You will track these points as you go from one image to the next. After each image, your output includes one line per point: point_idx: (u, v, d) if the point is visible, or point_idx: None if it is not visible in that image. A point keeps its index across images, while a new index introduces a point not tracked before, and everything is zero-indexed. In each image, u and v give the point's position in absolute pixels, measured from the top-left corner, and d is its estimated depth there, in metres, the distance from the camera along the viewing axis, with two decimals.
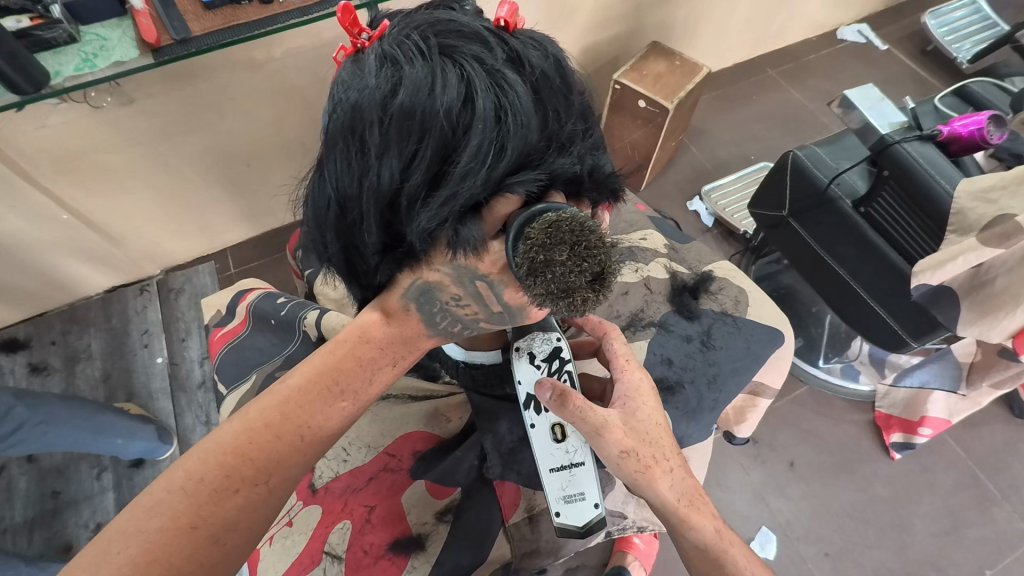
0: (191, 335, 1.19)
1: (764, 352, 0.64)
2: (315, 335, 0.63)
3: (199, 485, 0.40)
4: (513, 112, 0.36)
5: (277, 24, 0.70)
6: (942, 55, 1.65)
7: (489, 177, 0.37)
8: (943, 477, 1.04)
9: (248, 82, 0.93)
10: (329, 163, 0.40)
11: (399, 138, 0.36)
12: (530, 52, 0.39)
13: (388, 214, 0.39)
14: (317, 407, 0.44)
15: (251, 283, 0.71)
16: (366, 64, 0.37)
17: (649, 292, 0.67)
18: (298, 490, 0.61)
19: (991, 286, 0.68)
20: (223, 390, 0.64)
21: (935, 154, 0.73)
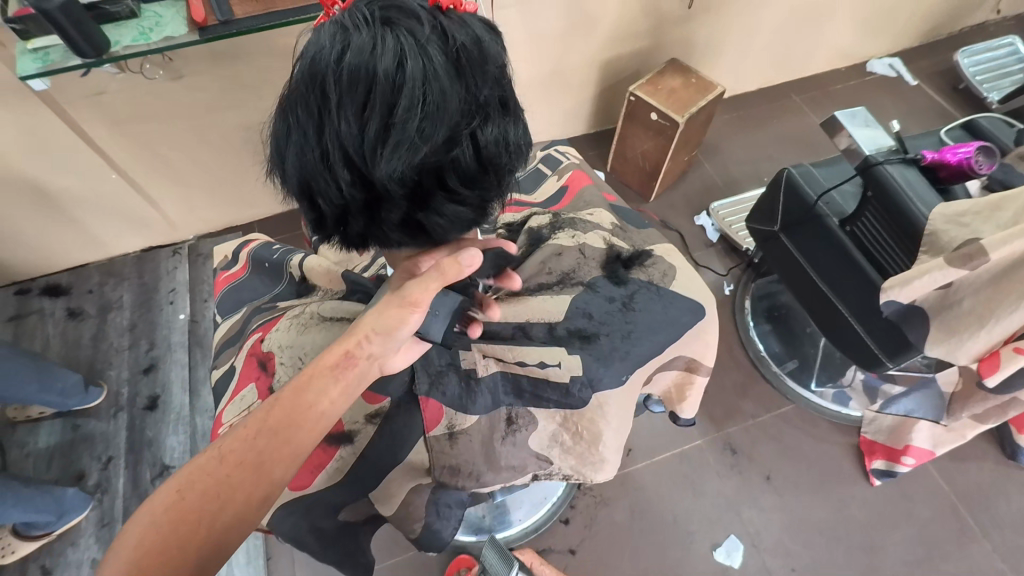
0: (212, 297, 1.28)
1: (683, 319, 0.64)
2: (298, 275, 0.70)
3: (199, 473, 0.43)
4: (435, 72, 0.39)
5: (309, 13, 0.77)
6: (972, 94, 1.64)
7: (408, 127, 0.39)
8: (922, 506, 1.03)
9: (285, 67, 1.03)
10: (282, 105, 0.43)
11: (347, 93, 0.38)
12: (458, 27, 0.40)
13: (323, 155, 0.41)
14: (313, 391, 0.48)
15: (258, 233, 0.78)
16: (322, 24, 0.40)
17: (583, 257, 0.66)
18: (259, 388, 0.60)
19: (959, 307, 0.69)
20: (220, 320, 0.73)
21: (917, 177, 0.75)
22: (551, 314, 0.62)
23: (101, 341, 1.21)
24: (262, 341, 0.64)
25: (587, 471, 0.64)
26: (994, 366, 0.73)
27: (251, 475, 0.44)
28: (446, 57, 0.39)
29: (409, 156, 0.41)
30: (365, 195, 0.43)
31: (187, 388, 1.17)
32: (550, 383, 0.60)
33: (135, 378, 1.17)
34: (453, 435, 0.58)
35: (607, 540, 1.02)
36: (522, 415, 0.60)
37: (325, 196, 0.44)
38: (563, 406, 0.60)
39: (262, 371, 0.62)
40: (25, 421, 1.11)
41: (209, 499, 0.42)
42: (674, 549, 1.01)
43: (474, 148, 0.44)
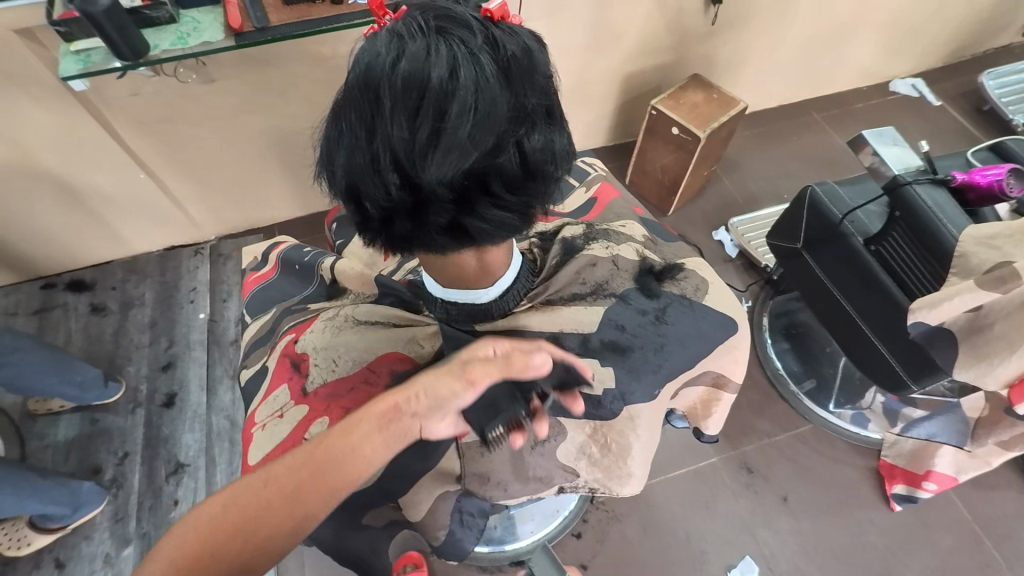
0: (232, 297, 1.30)
1: (715, 335, 0.64)
2: (328, 278, 0.72)
3: (243, 492, 0.42)
4: (487, 79, 0.40)
5: (342, 22, 0.79)
6: (997, 115, 1.62)
7: (459, 131, 0.40)
8: (943, 534, 1.01)
9: (313, 73, 1.05)
10: (332, 110, 0.44)
11: (401, 98, 0.39)
12: (508, 36, 0.42)
13: (372, 160, 0.42)
14: (361, 437, 0.45)
15: (286, 236, 0.80)
16: (377, 34, 0.41)
17: (615, 268, 0.64)
18: (292, 390, 0.62)
19: (990, 331, 0.68)
20: (249, 320, 0.74)
21: (946, 198, 0.74)
22: (583, 326, 0.59)
23: (122, 337, 1.22)
24: (294, 342, 0.65)
25: (612, 484, 0.65)
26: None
27: (285, 511, 0.42)
28: (498, 65, 0.40)
29: (459, 161, 0.41)
30: (412, 200, 0.44)
31: (204, 386, 1.18)
32: (580, 395, 0.58)
33: (153, 375, 1.18)
34: (482, 445, 0.57)
35: (619, 555, 1.01)
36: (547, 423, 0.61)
37: (372, 200, 0.44)
38: (591, 418, 0.61)
39: (295, 372, 0.63)
40: (45, 414, 1.12)
41: (244, 522, 0.41)
42: (687, 567, 1.00)
43: (521, 154, 0.44)
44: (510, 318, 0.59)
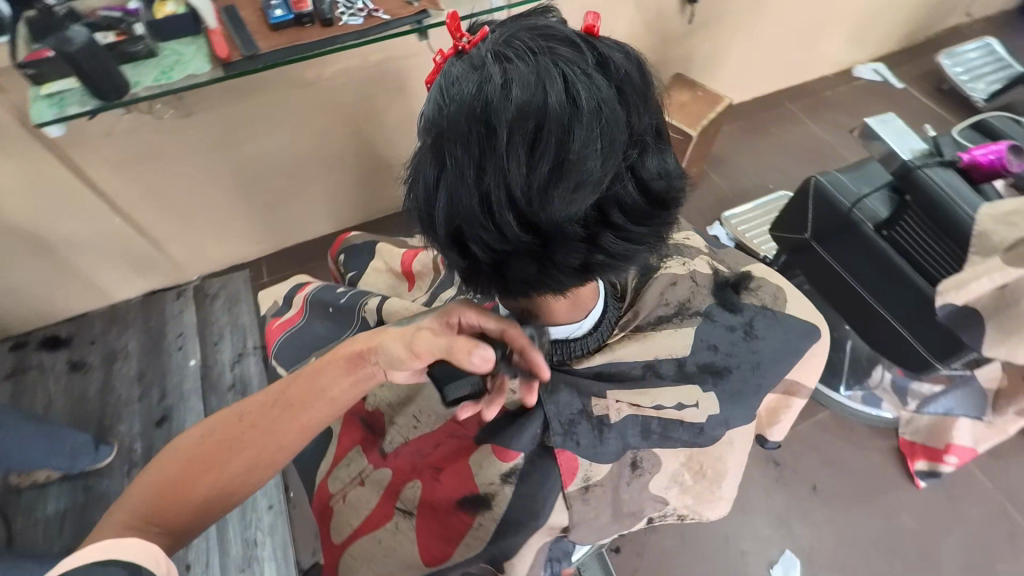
0: (224, 339, 1.22)
1: (803, 346, 0.62)
2: (374, 319, 0.67)
3: (223, 423, 0.51)
4: (605, 100, 0.37)
5: (336, 45, 0.75)
6: (958, 93, 1.67)
7: (583, 160, 0.37)
8: (969, 507, 1.03)
9: (298, 98, 1.00)
10: (425, 151, 0.40)
11: (519, 127, 0.36)
12: (614, 54, 0.40)
13: (484, 199, 0.38)
14: (324, 379, 0.52)
15: (307, 278, 0.78)
16: (476, 60, 0.38)
17: (696, 285, 0.63)
18: (371, 455, 0.64)
19: (1015, 307, 0.69)
20: (282, 370, 0.69)
21: (957, 179, 0.75)
22: (676, 350, 0.59)
23: (109, 394, 1.14)
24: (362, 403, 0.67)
25: (702, 511, 0.63)
26: None
27: (261, 441, 0.50)
28: (611, 86, 0.38)
29: (583, 192, 0.38)
30: (529, 238, 0.40)
31: None
32: (683, 424, 0.57)
33: (148, 431, 1.10)
34: (588, 488, 0.56)
35: (660, 566, 0.99)
36: (643, 460, 0.58)
37: (482, 242, 0.40)
38: (691, 446, 0.58)
39: (369, 432, 0.66)
40: (31, 486, 1.03)
41: (216, 453, 0.50)
42: (728, 570, 0.99)
43: (637, 180, 0.41)
44: (603, 351, 0.59)
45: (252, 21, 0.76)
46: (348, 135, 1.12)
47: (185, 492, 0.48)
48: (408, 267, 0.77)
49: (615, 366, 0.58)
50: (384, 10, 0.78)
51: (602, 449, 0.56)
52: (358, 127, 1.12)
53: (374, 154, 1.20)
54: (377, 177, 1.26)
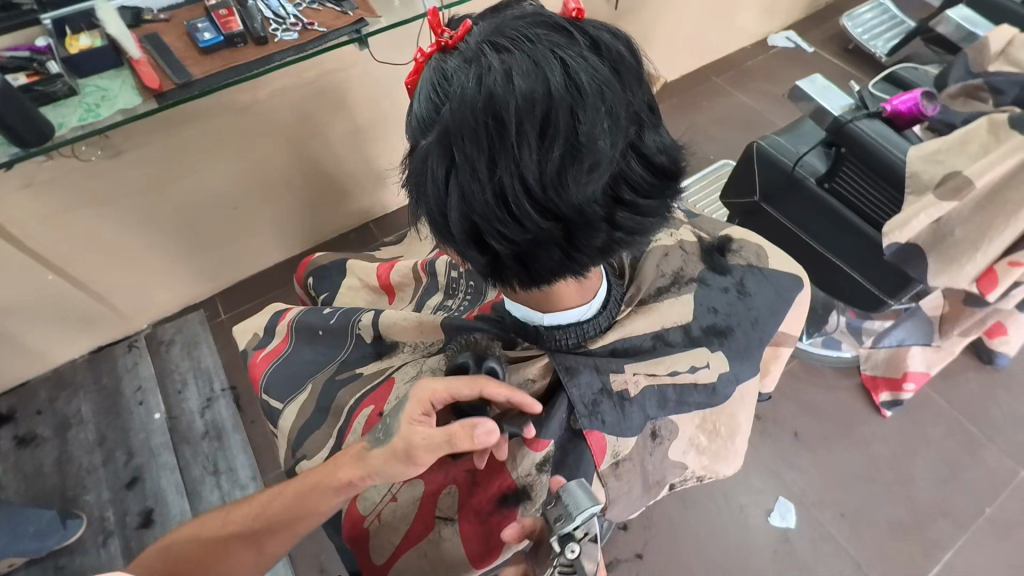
0: (188, 386, 1.15)
1: (790, 296, 0.65)
2: (371, 335, 0.68)
3: (213, 524, 0.53)
4: (606, 80, 0.38)
5: (275, 63, 0.72)
6: (862, 51, 1.79)
7: (593, 141, 0.38)
8: (933, 427, 1.12)
9: (235, 124, 0.96)
10: (429, 150, 0.40)
11: (526, 118, 0.37)
12: (603, 33, 0.40)
13: (499, 192, 0.39)
14: (313, 501, 0.52)
15: (284, 304, 0.77)
16: (470, 56, 0.39)
17: (686, 253, 0.65)
18: None
19: (952, 237, 0.76)
20: (276, 402, 0.69)
21: (885, 129, 0.80)
22: (681, 318, 0.60)
23: (68, 464, 1.05)
24: (378, 414, 0.61)
25: (717, 467, 0.65)
26: (992, 282, 0.81)
27: (246, 552, 0.51)
28: (607, 66, 0.39)
29: (595, 172, 0.39)
30: (548, 226, 0.40)
31: (184, 492, 1.04)
32: (698, 386, 0.58)
33: (119, 496, 1.03)
34: (619, 463, 0.57)
35: (667, 535, 1.02)
36: (664, 430, 0.59)
37: (503, 236, 0.40)
38: (705, 406, 0.59)
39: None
40: None
41: (203, 552, 0.51)
42: (730, 526, 1.03)
43: (643, 156, 0.42)
44: (615, 328, 0.58)
45: (179, 47, 0.72)
46: (291, 156, 1.08)
47: None
48: (386, 280, 0.77)
49: (629, 341, 0.57)
50: (319, 23, 0.75)
51: (626, 424, 0.55)
52: (301, 146, 1.08)
53: (322, 172, 1.16)
54: (328, 195, 1.23)
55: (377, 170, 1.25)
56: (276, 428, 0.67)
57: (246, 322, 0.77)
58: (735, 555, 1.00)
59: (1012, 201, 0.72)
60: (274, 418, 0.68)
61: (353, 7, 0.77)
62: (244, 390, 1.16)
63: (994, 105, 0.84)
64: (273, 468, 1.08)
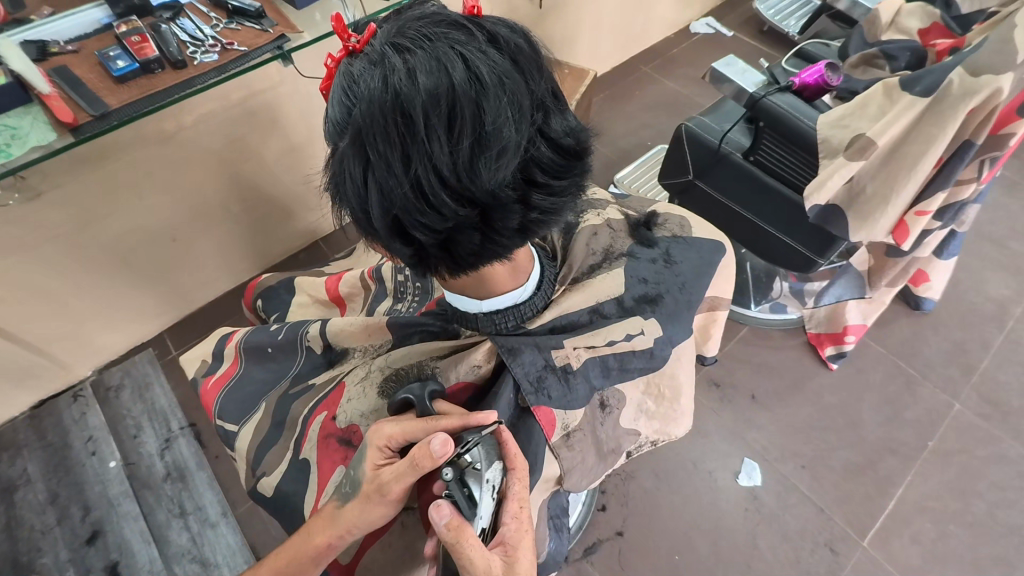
0: (144, 430, 1.11)
1: (715, 259, 0.68)
2: (321, 345, 0.68)
3: None
4: (507, 71, 0.40)
5: (197, 86, 0.71)
6: (776, 32, 1.89)
7: (499, 130, 0.40)
8: (874, 373, 1.19)
9: (161, 154, 0.93)
10: (345, 151, 0.41)
11: (433, 112, 0.38)
12: (501, 28, 0.42)
13: (416, 185, 0.40)
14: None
15: (233, 327, 0.76)
16: (375, 56, 0.40)
17: (614, 231, 0.68)
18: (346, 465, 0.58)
19: (864, 193, 0.83)
20: (232, 425, 0.68)
21: (796, 100, 0.86)
22: (612, 291, 0.62)
23: (18, 528, 1.00)
24: (332, 419, 0.61)
25: (669, 429, 0.67)
26: (905, 232, 0.87)
27: None
28: (507, 58, 0.41)
29: (503, 159, 0.41)
30: (467, 214, 0.42)
31: (151, 538, 1.00)
32: (636, 352, 0.61)
33: (79, 553, 0.98)
34: (570, 434, 0.58)
35: (643, 509, 1.06)
36: (610, 398, 0.61)
37: (425, 227, 0.42)
38: (647, 371, 0.62)
39: (349, 449, 0.59)
40: None
41: None
42: (702, 491, 1.07)
43: (550, 141, 0.44)
44: (552, 306, 0.61)
45: (92, 78, 0.69)
46: (225, 180, 1.05)
47: None
48: (335, 292, 0.77)
49: (567, 317, 0.60)
50: (239, 42, 0.74)
51: (573, 397, 0.58)
52: (235, 169, 1.05)
53: (261, 194, 1.14)
54: (270, 216, 1.20)
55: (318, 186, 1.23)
56: (234, 453, 0.66)
57: (195, 352, 0.75)
58: (708, 519, 1.04)
59: (910, 154, 0.77)
60: (232, 442, 0.67)
61: (272, 24, 0.77)
62: (205, 426, 1.12)
63: (891, 70, 0.92)
64: (243, 501, 1.05)
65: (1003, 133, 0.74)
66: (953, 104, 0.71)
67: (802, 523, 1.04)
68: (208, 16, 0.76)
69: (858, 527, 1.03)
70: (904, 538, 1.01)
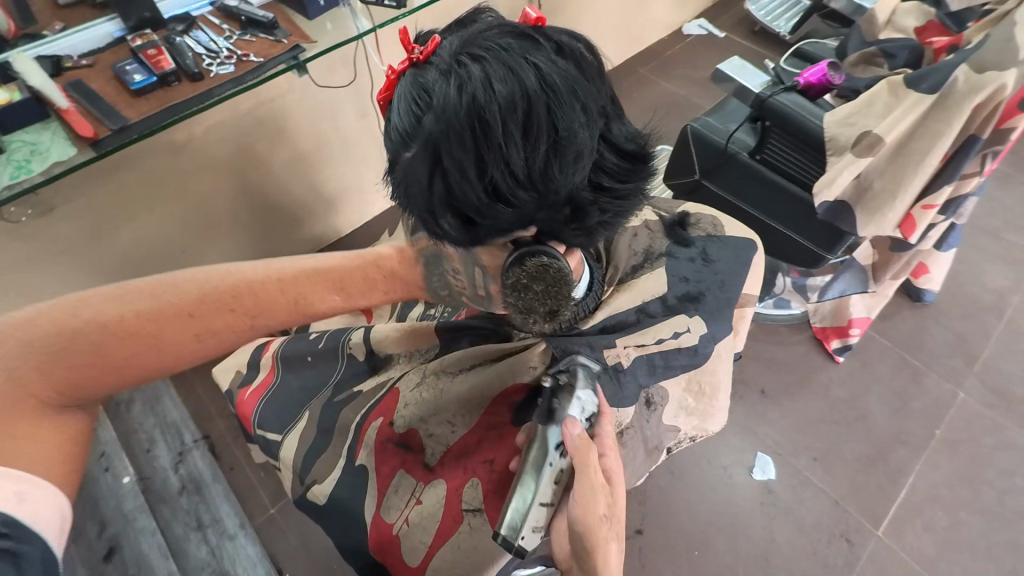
0: (156, 443, 1.10)
1: (750, 256, 0.69)
2: (363, 352, 0.70)
3: (183, 294, 0.51)
4: (575, 79, 0.41)
5: (214, 97, 0.70)
6: (768, 32, 1.92)
7: (572, 135, 0.41)
8: (880, 365, 1.22)
9: (173, 164, 0.92)
10: (415, 158, 0.42)
11: (510, 118, 0.39)
12: (564, 37, 0.43)
13: (491, 190, 0.41)
14: (317, 293, 0.55)
15: (266, 337, 0.77)
16: (446, 66, 0.41)
17: (651, 232, 0.69)
18: (415, 474, 0.61)
19: (872, 189, 0.85)
20: (273, 433, 0.68)
21: (801, 98, 0.87)
22: (656, 289, 0.64)
23: None
24: (389, 423, 0.63)
25: (706, 425, 0.69)
26: (912, 225, 0.90)
27: (215, 326, 0.52)
28: (574, 67, 0.42)
29: (575, 163, 0.42)
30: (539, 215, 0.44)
31: (169, 552, 1.00)
32: (681, 350, 0.62)
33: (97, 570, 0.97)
34: (622, 433, 0.59)
35: (660, 506, 1.07)
36: (655, 396, 0.62)
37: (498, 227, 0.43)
38: (689, 368, 0.64)
39: (407, 452, 0.62)
40: None
41: (154, 333, 0.50)
42: (717, 486, 1.09)
43: (612, 145, 0.46)
44: (602, 307, 0.63)
45: (109, 91, 0.69)
46: (236, 189, 1.05)
47: (104, 342, 0.48)
48: None
49: (616, 317, 0.62)
50: (254, 52, 0.74)
51: (622, 395, 0.59)
52: (245, 178, 1.05)
53: (271, 203, 1.14)
54: (279, 225, 1.20)
55: (326, 194, 1.23)
56: (277, 461, 0.67)
57: (223, 363, 0.76)
58: (724, 514, 1.06)
59: (917, 151, 0.79)
60: (272, 450, 0.68)
61: (286, 34, 0.76)
62: (218, 437, 1.12)
63: (889, 68, 0.94)
64: (262, 511, 1.05)
65: (1005, 128, 0.77)
66: (958, 102, 0.73)
67: (817, 515, 1.05)
68: (221, 27, 0.76)
69: (872, 518, 1.04)
70: (917, 527, 1.03)
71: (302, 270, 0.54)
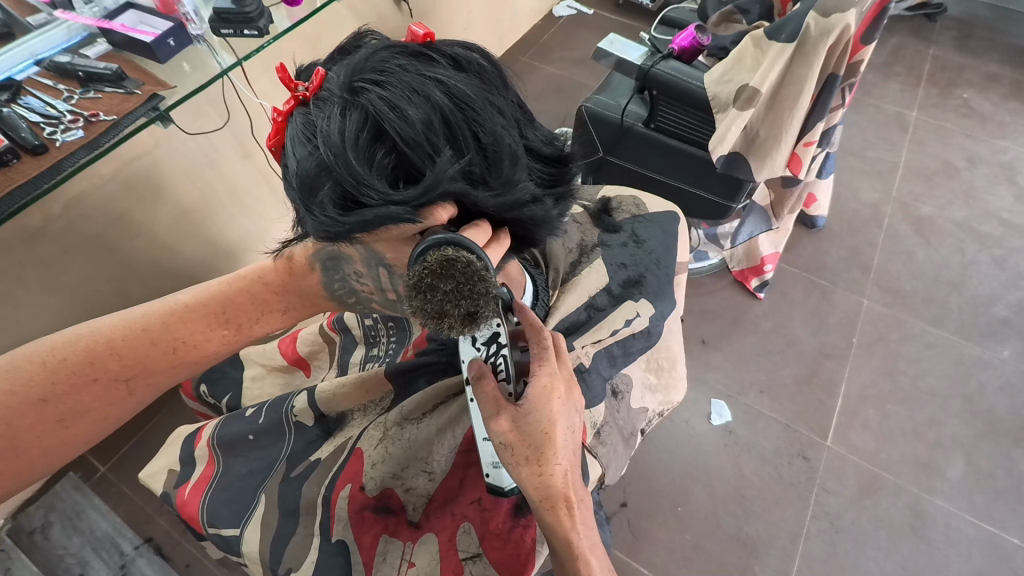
0: (90, 565, 0.97)
1: (673, 227, 0.73)
2: (312, 416, 0.66)
3: (33, 374, 0.48)
4: (481, 89, 0.43)
5: (67, 170, 0.60)
6: (631, 4, 2.00)
7: (495, 138, 0.42)
8: (795, 292, 1.33)
9: (32, 252, 0.80)
10: (330, 192, 0.40)
11: (433, 132, 0.40)
12: (459, 51, 0.45)
13: (428, 203, 0.41)
14: (202, 331, 0.53)
15: (197, 425, 0.70)
16: (349, 92, 0.40)
17: (581, 225, 0.71)
18: (400, 533, 0.57)
19: (759, 137, 0.91)
20: (229, 531, 0.61)
21: (679, 65, 0.92)
22: (599, 282, 0.66)
23: None
24: (360, 489, 0.59)
25: (671, 397, 0.70)
26: (798, 163, 0.97)
27: (86, 399, 0.50)
28: (477, 79, 0.44)
29: (505, 163, 0.44)
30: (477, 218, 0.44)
31: None
32: (635, 335, 0.64)
33: None
34: (600, 431, 0.59)
35: (638, 474, 1.10)
36: (620, 384, 0.63)
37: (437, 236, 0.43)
38: (646, 350, 0.66)
39: (388, 514, 0.58)
40: None
41: (16, 429, 0.47)
42: (684, 441, 1.14)
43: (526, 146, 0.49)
44: (553, 312, 0.63)
45: None
46: (117, 264, 0.93)
47: None
48: (293, 355, 0.75)
49: (569, 319, 0.63)
50: (104, 111, 0.63)
51: (591, 394, 0.59)
52: (126, 250, 0.94)
53: (164, 272, 1.03)
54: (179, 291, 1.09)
55: (225, 248, 1.13)
56: (240, 559, 0.61)
57: (154, 464, 0.69)
58: (697, 465, 1.11)
59: (789, 95, 0.85)
60: (231, 548, 0.62)
61: (137, 84, 0.67)
62: (164, 537, 1.00)
63: (748, 22, 1.01)
64: None
65: (855, 61, 0.85)
66: (815, 45, 0.79)
67: (775, 441, 1.13)
68: (56, 89, 0.64)
69: (820, 431, 1.14)
70: (858, 428, 1.14)
71: (171, 312, 0.52)
